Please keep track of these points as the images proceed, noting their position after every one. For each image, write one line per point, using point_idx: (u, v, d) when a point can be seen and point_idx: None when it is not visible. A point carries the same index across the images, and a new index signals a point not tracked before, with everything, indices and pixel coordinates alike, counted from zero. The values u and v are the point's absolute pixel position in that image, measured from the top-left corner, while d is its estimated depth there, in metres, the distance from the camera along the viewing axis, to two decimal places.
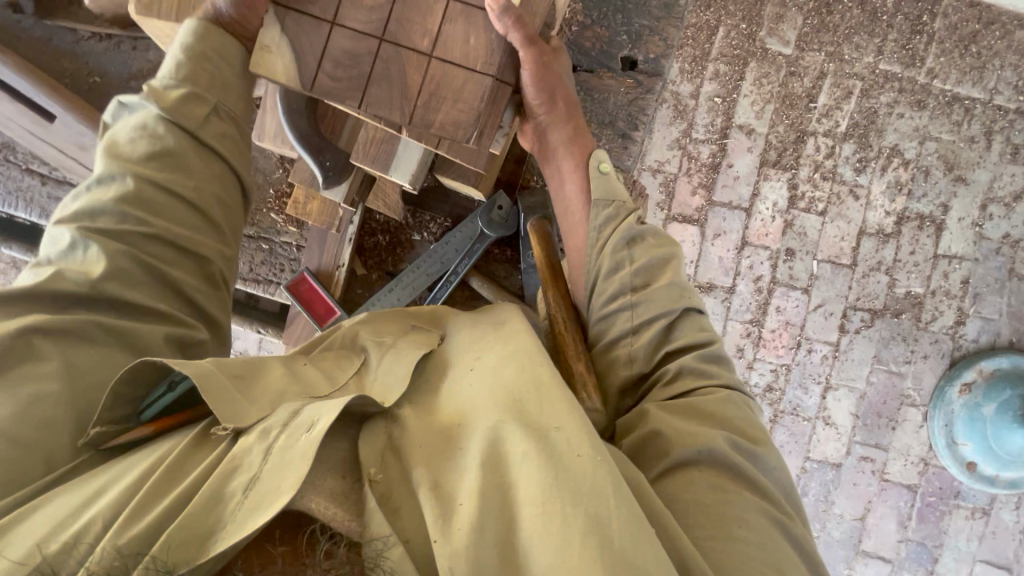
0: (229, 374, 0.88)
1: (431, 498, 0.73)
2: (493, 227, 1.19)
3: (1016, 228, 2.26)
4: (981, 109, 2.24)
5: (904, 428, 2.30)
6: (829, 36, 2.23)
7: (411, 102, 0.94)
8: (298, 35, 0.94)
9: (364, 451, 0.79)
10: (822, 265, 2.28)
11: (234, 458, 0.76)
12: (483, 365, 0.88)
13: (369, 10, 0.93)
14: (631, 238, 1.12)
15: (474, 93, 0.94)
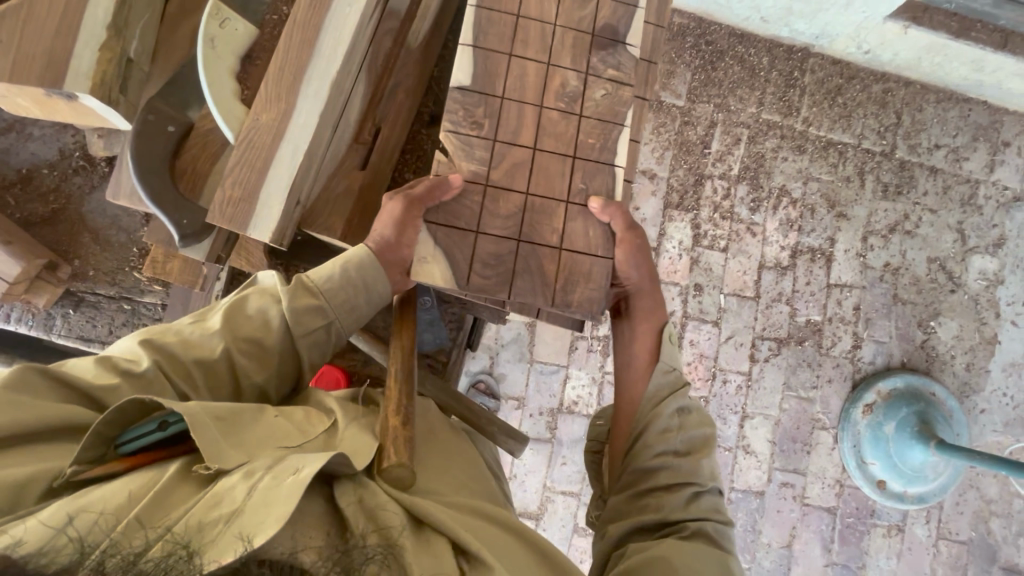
0: (215, 416, 0.85)
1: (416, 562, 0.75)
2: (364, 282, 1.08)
3: (895, 257, 2.48)
4: (853, 152, 2.49)
5: (818, 451, 2.39)
6: (715, 90, 2.44)
7: (544, 285, 1.03)
8: (449, 247, 1.02)
9: (347, 506, 0.79)
10: (729, 298, 2.40)
11: (217, 493, 0.75)
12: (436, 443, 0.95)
13: (506, 217, 1.03)
14: (683, 406, 1.18)
15: (598, 275, 1.05)
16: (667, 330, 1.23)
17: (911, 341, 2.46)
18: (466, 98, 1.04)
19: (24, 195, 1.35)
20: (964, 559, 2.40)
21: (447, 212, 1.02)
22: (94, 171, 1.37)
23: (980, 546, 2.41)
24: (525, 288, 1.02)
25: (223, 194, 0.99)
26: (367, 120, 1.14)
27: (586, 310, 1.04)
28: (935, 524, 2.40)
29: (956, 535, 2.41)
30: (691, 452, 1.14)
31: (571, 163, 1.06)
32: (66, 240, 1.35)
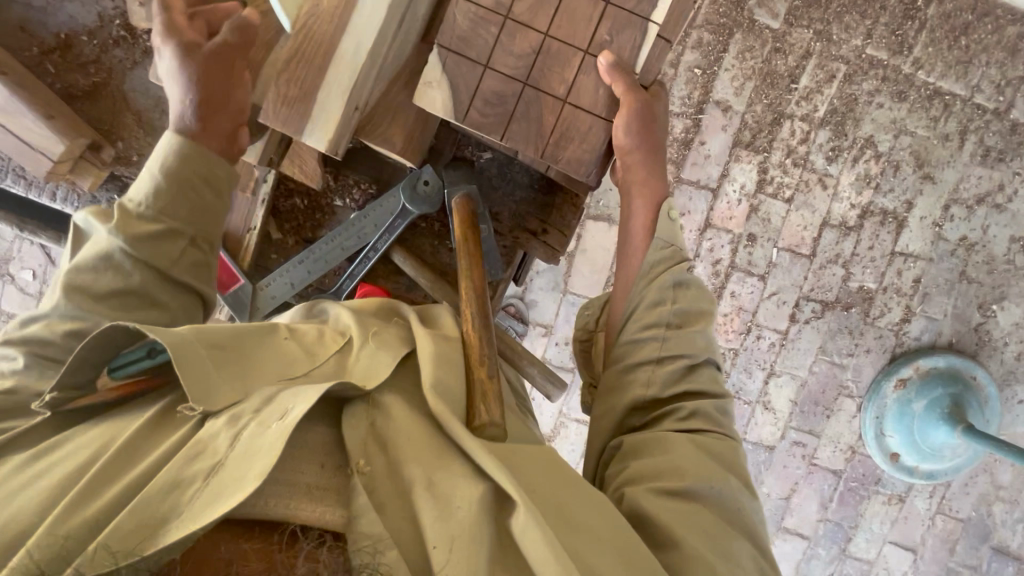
0: (205, 346, 0.85)
1: (424, 499, 0.76)
2: (418, 201, 1.02)
3: (974, 231, 2.27)
4: (961, 106, 2.18)
5: (838, 416, 2.37)
6: (819, 13, 2.12)
7: (539, 135, 0.82)
8: (452, 73, 0.81)
9: (348, 433, 0.82)
10: (782, 253, 2.27)
11: (200, 442, 0.76)
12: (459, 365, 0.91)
13: (520, 52, 0.81)
14: (681, 283, 1.12)
15: (597, 138, 0.83)
16: (667, 206, 1.17)
17: (966, 322, 2.32)
18: None
19: (64, 64, 1.27)
20: (956, 534, 2.46)
21: (459, 36, 0.81)
22: (135, 45, 1.27)
23: (977, 525, 2.45)
24: (519, 135, 0.83)
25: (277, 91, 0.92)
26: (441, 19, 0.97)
27: (571, 174, 0.84)
28: (937, 500, 2.43)
29: (956, 512, 2.44)
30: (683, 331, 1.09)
31: (605, 8, 0.80)
32: (108, 118, 1.29)
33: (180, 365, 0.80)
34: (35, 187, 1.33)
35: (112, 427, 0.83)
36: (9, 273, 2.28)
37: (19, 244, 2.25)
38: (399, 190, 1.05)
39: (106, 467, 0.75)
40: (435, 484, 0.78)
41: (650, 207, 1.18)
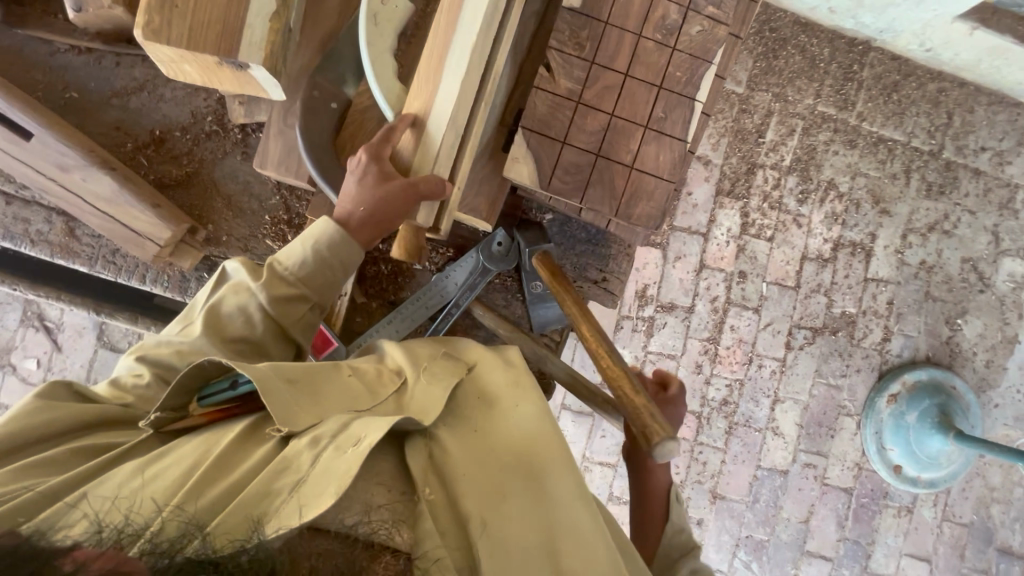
0: (287, 377, 0.98)
1: (483, 535, 0.85)
2: (494, 262, 1.15)
3: (931, 255, 2.56)
4: (902, 149, 2.53)
5: (841, 435, 2.52)
6: (775, 79, 2.45)
7: (613, 197, 0.96)
8: (537, 151, 0.95)
9: (412, 463, 0.89)
10: (771, 287, 2.48)
11: (286, 459, 0.85)
12: (530, 410, 1.00)
13: (592, 131, 0.96)
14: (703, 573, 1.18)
15: (662, 197, 0.97)
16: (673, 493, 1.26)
17: (937, 336, 2.56)
18: (575, 18, 0.96)
19: (158, 157, 1.45)
20: (964, 540, 2.58)
21: (539, 120, 0.96)
22: (225, 137, 1.46)
23: (980, 528, 2.59)
24: (596, 198, 0.97)
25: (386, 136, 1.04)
26: (513, 101, 1.12)
27: (641, 228, 0.98)
28: (941, 507, 2.57)
29: (960, 517, 2.58)
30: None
31: (658, 94, 0.97)
32: (198, 203, 1.45)
33: (264, 392, 0.92)
34: (125, 272, 1.46)
35: (205, 440, 0.92)
36: (12, 364, 2.23)
37: (23, 333, 2.23)
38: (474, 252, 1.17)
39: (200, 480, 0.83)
40: (490, 522, 0.86)
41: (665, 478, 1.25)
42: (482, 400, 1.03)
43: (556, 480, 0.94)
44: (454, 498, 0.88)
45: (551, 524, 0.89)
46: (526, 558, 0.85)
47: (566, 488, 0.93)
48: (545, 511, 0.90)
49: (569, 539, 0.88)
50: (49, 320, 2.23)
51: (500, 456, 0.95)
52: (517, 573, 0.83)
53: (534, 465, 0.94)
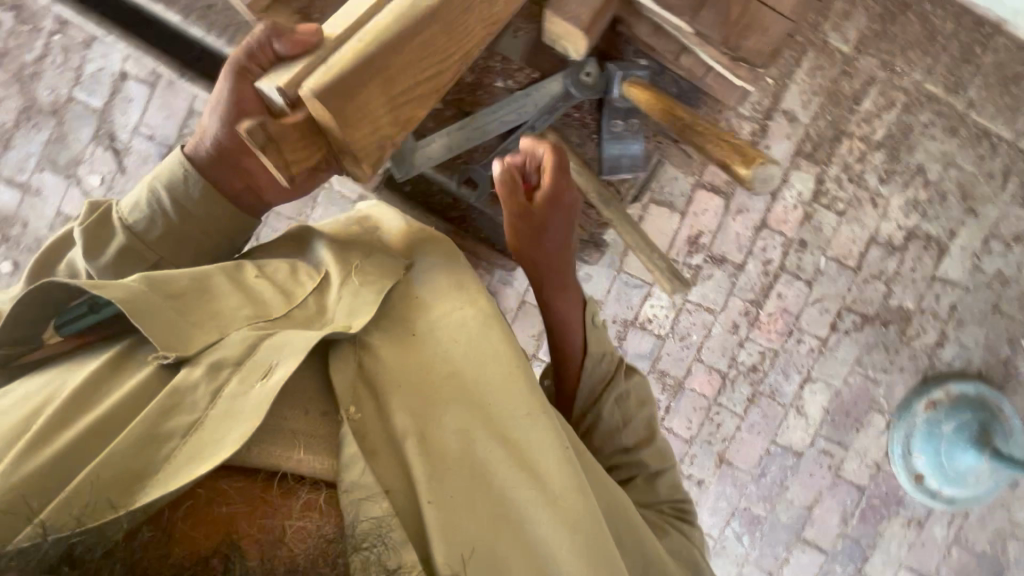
0: (163, 295, 0.96)
1: (416, 444, 0.92)
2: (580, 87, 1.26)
3: (1010, 267, 2.38)
4: (1006, 148, 2.34)
5: (867, 431, 2.41)
6: (886, 45, 2.29)
7: (725, 24, 1.00)
8: None
9: (337, 378, 0.94)
10: (829, 262, 2.36)
11: (173, 395, 0.83)
12: (470, 327, 1.06)
13: None
14: (621, 394, 1.32)
15: (773, 32, 1.00)
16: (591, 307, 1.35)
17: (996, 354, 2.40)
18: None
19: None
20: (970, 568, 2.46)
21: None
22: None
23: (991, 561, 2.46)
24: (706, 22, 1.00)
25: None
26: None
27: (748, 61, 1.02)
28: (955, 528, 2.45)
29: (972, 544, 2.45)
30: (633, 425, 1.31)
31: None
32: None
33: (139, 316, 0.91)
34: None
35: (58, 374, 0.93)
36: (77, 175, 2.33)
37: (95, 148, 2.32)
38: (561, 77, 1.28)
39: (68, 401, 0.84)
40: (431, 436, 0.94)
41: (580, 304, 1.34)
42: (411, 304, 1.10)
43: (496, 395, 1.00)
44: (383, 406, 0.95)
45: (484, 429, 0.97)
46: (468, 465, 0.93)
47: (509, 400, 1.00)
48: (487, 424, 0.97)
49: (512, 439, 0.97)
50: (119, 140, 2.32)
51: (438, 375, 1.01)
52: (460, 481, 0.91)
53: (471, 385, 1.01)
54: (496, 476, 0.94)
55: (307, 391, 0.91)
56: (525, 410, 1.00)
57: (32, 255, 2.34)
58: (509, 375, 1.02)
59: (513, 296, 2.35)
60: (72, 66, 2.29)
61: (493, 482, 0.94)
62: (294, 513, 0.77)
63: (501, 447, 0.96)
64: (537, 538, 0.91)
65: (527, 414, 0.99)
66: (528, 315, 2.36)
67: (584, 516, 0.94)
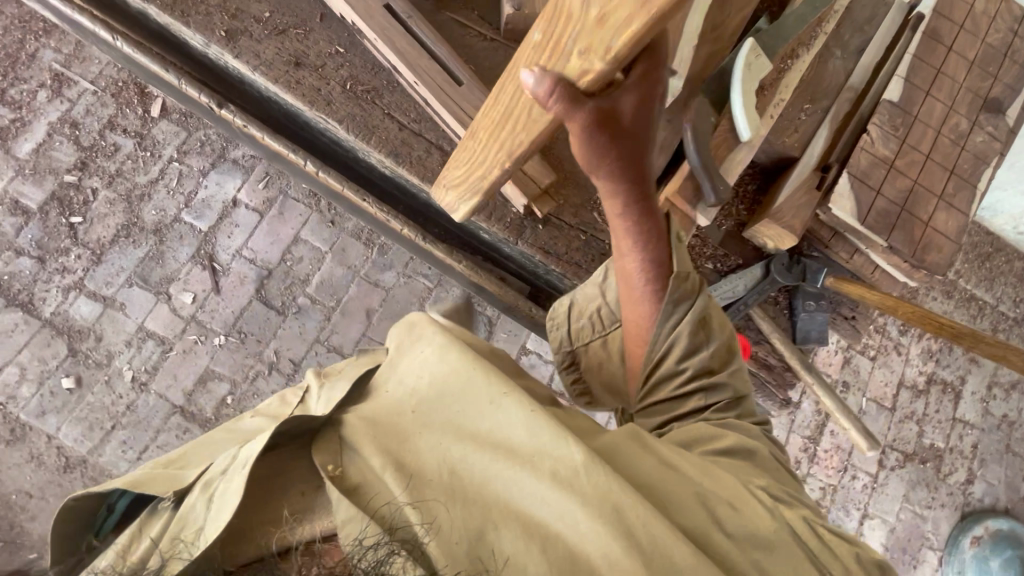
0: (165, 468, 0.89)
1: (396, 478, 0.72)
2: (788, 274, 1.27)
3: (1012, 411, 2.74)
4: (990, 310, 2.84)
5: (923, 568, 2.55)
6: None
7: (912, 242, 1.20)
8: (859, 191, 1.20)
9: (318, 457, 0.77)
10: (869, 403, 2.64)
11: (180, 518, 0.76)
12: (427, 355, 0.86)
13: (899, 189, 1.22)
14: (703, 308, 0.97)
15: (943, 252, 1.21)
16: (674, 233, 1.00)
17: (1015, 490, 2.68)
18: (893, 109, 1.26)
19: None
20: None
21: (862, 170, 1.22)
22: None
23: None
24: (898, 238, 1.20)
25: (766, 110, 1.26)
26: (836, 147, 1.31)
27: (931, 270, 1.21)
28: None
29: None
30: (715, 346, 0.97)
31: (949, 175, 1.25)
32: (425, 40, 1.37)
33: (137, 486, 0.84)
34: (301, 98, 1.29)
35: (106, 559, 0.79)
36: (167, 293, 2.32)
37: (190, 267, 2.34)
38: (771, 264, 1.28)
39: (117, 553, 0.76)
40: (407, 466, 0.73)
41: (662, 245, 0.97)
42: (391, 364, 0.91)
43: (462, 402, 0.79)
44: (358, 456, 0.76)
45: (462, 438, 0.74)
46: (454, 485, 0.71)
47: (479, 394, 0.78)
48: (462, 435, 0.75)
49: (492, 435, 0.74)
50: (218, 261, 2.36)
51: (408, 408, 0.80)
52: (452, 501, 0.69)
53: (437, 402, 0.79)
54: (493, 478, 0.70)
55: (290, 462, 0.78)
56: (489, 396, 0.78)
57: (100, 371, 2.24)
58: (464, 377, 0.81)
59: None
60: (184, 190, 2.40)
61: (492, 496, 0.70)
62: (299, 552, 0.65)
63: (483, 446, 0.73)
64: (553, 521, 0.66)
65: (492, 399, 0.77)
66: None
67: (599, 471, 0.69)
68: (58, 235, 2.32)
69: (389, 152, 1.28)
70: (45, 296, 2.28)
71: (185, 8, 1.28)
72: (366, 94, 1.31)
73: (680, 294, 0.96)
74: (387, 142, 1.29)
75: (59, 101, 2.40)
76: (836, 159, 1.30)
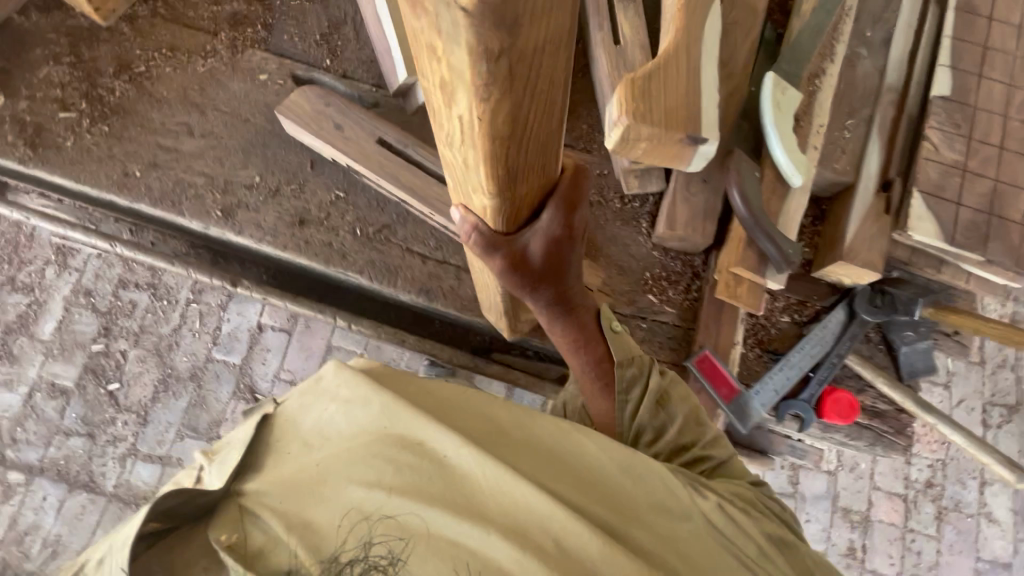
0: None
1: (297, 533, 0.66)
2: (880, 312, 1.14)
3: None
4: None
5: None
6: None
7: (1012, 251, 1.08)
8: (938, 210, 1.08)
9: (211, 537, 0.68)
10: (957, 362, 2.46)
11: None
12: (345, 390, 0.77)
13: (981, 195, 1.09)
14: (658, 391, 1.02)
15: None
16: (612, 320, 1.04)
17: None
18: (947, 106, 1.13)
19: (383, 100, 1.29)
20: None
21: (934, 185, 1.09)
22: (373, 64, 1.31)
23: None
24: (996, 251, 1.08)
25: (809, 143, 1.14)
26: (894, 157, 1.18)
27: None
28: None
29: None
30: (683, 419, 1.00)
31: None
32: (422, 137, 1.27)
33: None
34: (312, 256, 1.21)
35: None
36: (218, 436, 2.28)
37: (234, 405, 2.30)
38: (857, 304, 1.16)
39: None
40: (315, 522, 0.66)
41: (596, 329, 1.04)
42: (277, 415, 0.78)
43: (376, 446, 0.71)
44: (258, 522, 0.68)
45: (394, 476, 0.69)
46: (366, 532, 0.65)
47: (419, 429, 0.73)
48: (377, 479, 0.68)
49: (430, 472, 0.70)
50: (259, 392, 2.31)
51: (312, 461, 0.72)
52: (372, 541, 0.65)
53: (349, 447, 0.72)
54: (416, 524, 0.66)
55: (185, 542, 0.71)
56: (434, 431, 0.72)
57: None
58: (380, 418, 0.74)
59: None
60: (208, 329, 2.34)
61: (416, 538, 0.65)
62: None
63: (398, 487, 0.68)
64: (481, 553, 0.65)
65: (422, 442, 0.72)
66: None
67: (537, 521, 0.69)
68: (100, 406, 2.30)
69: (419, 291, 1.20)
70: (103, 469, 2.26)
71: (175, 197, 1.21)
72: (379, 235, 1.22)
73: (629, 380, 1.02)
74: (414, 280, 1.20)
75: (68, 273, 2.38)
76: (897, 172, 1.18)
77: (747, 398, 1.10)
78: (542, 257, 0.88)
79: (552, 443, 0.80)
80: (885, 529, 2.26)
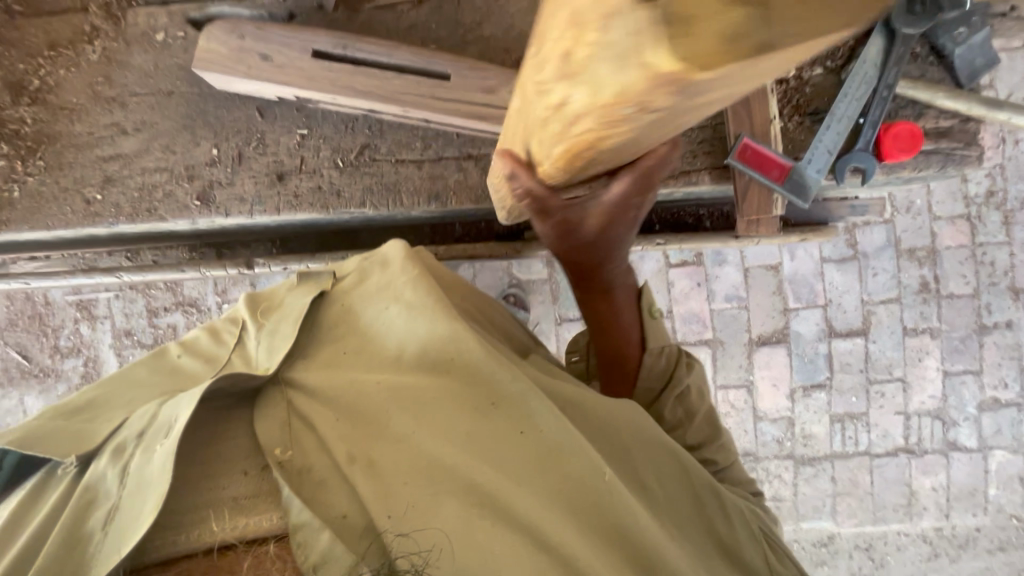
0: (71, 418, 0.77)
1: (362, 472, 0.67)
2: (923, 19, 0.98)
3: None
4: None
5: None
6: None
7: None
8: None
9: (264, 434, 0.70)
10: None
11: (89, 490, 0.67)
12: (404, 317, 0.82)
13: None
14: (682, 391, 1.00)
15: None
16: (647, 305, 1.03)
17: None
18: None
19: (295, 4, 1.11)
20: None
21: None
22: None
23: None
24: None
25: None
26: None
27: None
28: None
29: None
30: (698, 422, 1.00)
31: None
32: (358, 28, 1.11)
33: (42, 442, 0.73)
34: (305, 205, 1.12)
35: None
36: None
37: None
38: (896, 21, 0.99)
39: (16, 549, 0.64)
40: (378, 459, 0.69)
41: (633, 309, 1.01)
42: (348, 313, 0.86)
43: (444, 395, 0.75)
44: (314, 442, 0.71)
45: (454, 421, 0.73)
46: (426, 473, 0.68)
47: (498, 377, 0.76)
48: (446, 430, 0.72)
49: (490, 416, 0.75)
50: None
51: (374, 404, 0.74)
52: (419, 523, 0.65)
53: (417, 393, 0.75)
54: (473, 478, 0.68)
55: (222, 414, 0.73)
56: (509, 383, 0.76)
57: None
58: (455, 364, 0.78)
59: (734, 270, 2.26)
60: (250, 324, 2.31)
61: (465, 482, 0.68)
62: (245, 572, 0.61)
63: (457, 442, 0.71)
64: (511, 508, 0.68)
65: (490, 403, 0.75)
66: (759, 279, 2.27)
67: (581, 489, 0.72)
68: None
69: (430, 199, 1.11)
70: None
71: (149, 205, 1.13)
72: (361, 158, 1.12)
73: (657, 368, 1.01)
74: (422, 191, 1.12)
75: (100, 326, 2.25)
76: None
77: (801, 170, 1.04)
78: (592, 231, 0.76)
79: (606, 439, 0.82)
80: (955, 252, 2.24)
